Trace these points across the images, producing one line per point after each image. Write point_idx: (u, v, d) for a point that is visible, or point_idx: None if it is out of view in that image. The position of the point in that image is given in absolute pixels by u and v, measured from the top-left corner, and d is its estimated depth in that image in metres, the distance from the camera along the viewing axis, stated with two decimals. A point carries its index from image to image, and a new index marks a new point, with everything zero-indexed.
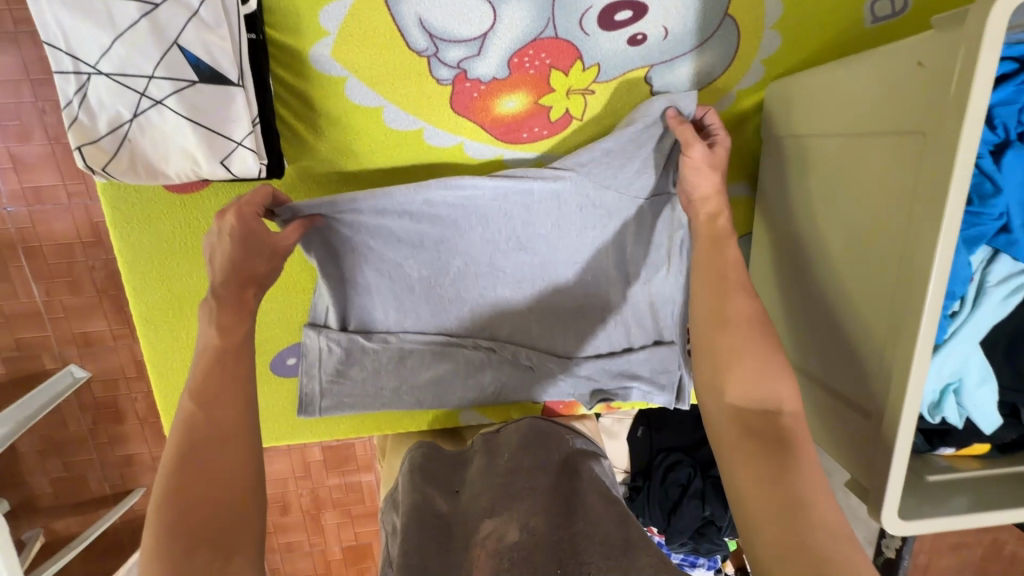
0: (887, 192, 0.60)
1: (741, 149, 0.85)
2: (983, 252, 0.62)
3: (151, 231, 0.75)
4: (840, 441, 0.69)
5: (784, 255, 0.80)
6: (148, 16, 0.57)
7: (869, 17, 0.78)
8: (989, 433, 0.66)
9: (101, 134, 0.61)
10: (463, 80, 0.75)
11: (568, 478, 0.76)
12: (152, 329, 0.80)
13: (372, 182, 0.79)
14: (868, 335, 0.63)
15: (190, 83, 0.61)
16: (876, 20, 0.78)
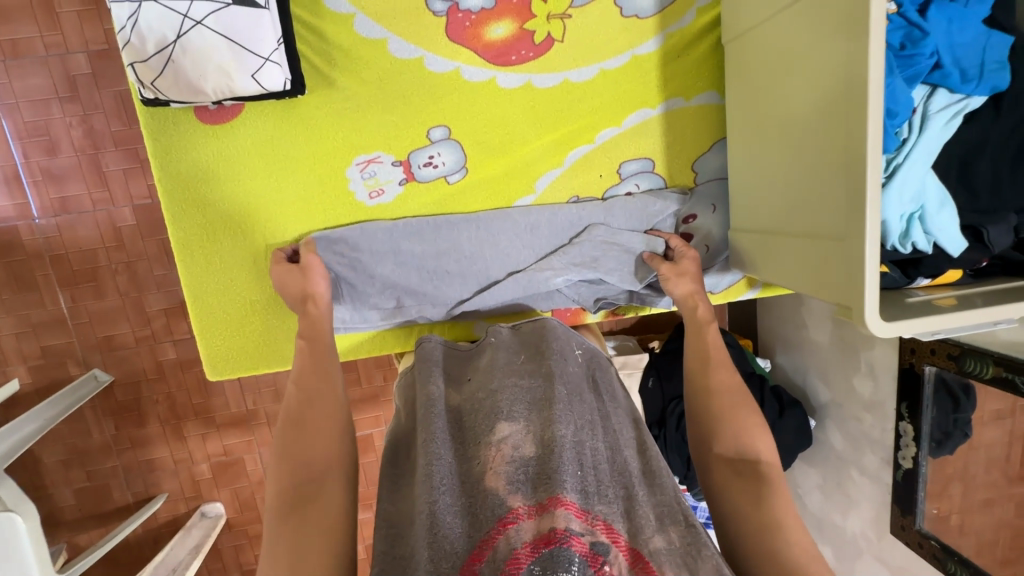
0: (833, 47, 0.68)
1: (708, 61, 0.94)
2: (922, 90, 0.71)
3: (187, 158, 0.84)
4: (817, 281, 0.76)
5: (752, 140, 0.88)
6: None
7: None
8: (956, 257, 0.73)
9: (149, 54, 0.72)
10: (456, 11, 0.86)
11: (585, 390, 0.78)
12: (189, 256, 0.88)
13: (381, 107, 0.88)
14: (826, 171, 0.72)
15: (224, 5, 0.72)
16: None
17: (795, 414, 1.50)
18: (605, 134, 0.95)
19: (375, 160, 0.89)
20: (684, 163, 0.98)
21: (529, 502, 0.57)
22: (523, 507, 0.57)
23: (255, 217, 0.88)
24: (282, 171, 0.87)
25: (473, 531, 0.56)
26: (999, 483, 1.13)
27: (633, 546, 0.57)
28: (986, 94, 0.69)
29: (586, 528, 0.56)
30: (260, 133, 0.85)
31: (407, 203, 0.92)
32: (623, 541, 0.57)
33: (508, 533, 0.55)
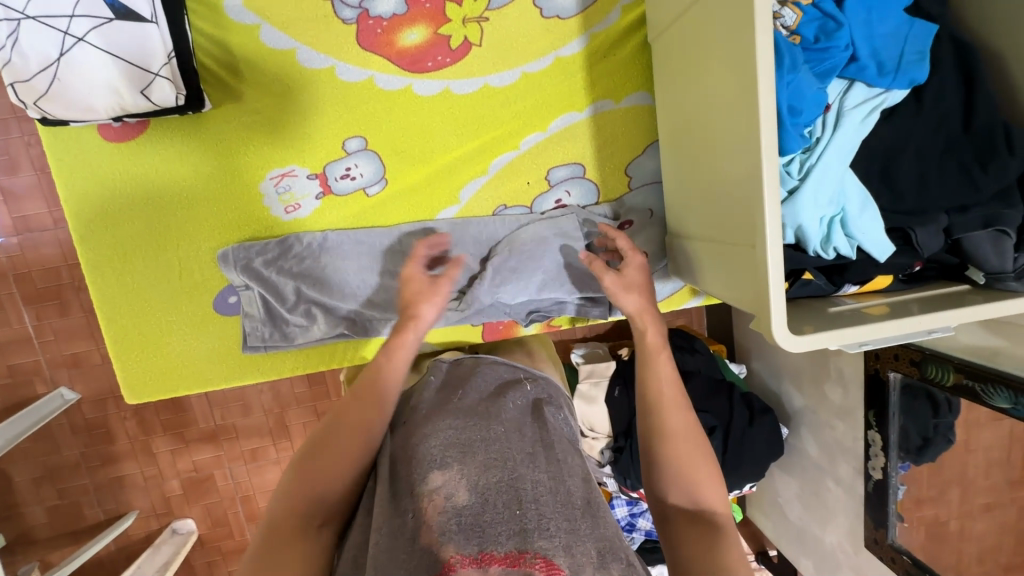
0: (733, 43, 0.63)
1: (637, 61, 0.91)
2: (838, 85, 0.66)
3: (91, 178, 0.82)
4: (735, 292, 0.72)
5: (678, 142, 0.84)
6: None
7: None
8: (883, 262, 0.68)
9: (31, 73, 0.70)
10: (366, 17, 0.83)
11: (526, 423, 0.73)
12: (102, 277, 0.86)
13: (294, 117, 0.85)
14: (731, 175, 0.67)
15: (107, 20, 0.70)
16: None
17: (768, 422, 1.45)
18: (531, 139, 0.92)
19: (289, 173, 0.86)
20: (616, 166, 0.94)
21: (463, 552, 0.54)
22: (459, 560, 0.53)
23: (169, 237, 0.86)
24: (193, 188, 0.85)
25: None
26: (1001, 486, 1.06)
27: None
28: (906, 87, 0.65)
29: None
30: (166, 150, 0.83)
31: (326, 216, 0.89)
32: None
33: None
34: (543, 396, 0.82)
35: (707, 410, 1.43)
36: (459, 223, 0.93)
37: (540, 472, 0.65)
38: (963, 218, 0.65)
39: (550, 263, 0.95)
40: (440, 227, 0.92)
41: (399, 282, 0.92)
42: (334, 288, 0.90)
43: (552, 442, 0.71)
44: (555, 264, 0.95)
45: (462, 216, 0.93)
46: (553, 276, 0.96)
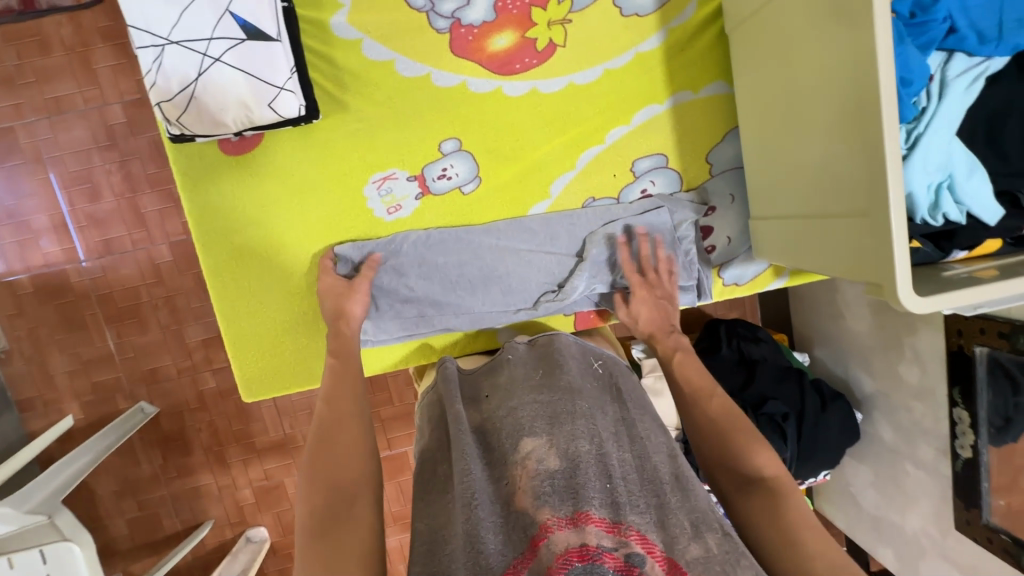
0: (838, 22, 0.66)
1: (714, 50, 0.94)
2: (937, 57, 0.68)
3: (213, 188, 0.89)
4: (845, 262, 0.74)
5: (765, 125, 0.87)
6: None
7: None
8: (993, 225, 0.70)
9: (174, 92, 0.77)
10: (458, 26, 0.88)
11: (605, 404, 0.76)
12: (220, 283, 0.92)
13: (392, 124, 0.90)
14: (838, 147, 0.70)
15: (239, 41, 0.76)
16: None
17: (839, 408, 1.44)
18: (615, 133, 0.95)
19: (391, 176, 0.92)
20: (697, 155, 0.97)
21: (559, 513, 0.55)
22: (555, 520, 0.55)
23: (280, 240, 0.92)
24: (304, 196, 0.91)
25: (508, 549, 0.55)
26: None
27: (670, 557, 0.54)
28: (1008, 54, 0.67)
29: (618, 541, 0.54)
30: (280, 160, 0.89)
31: (423, 216, 0.94)
32: (658, 551, 0.54)
33: (542, 549, 0.53)
34: (612, 376, 0.84)
35: (777, 397, 1.44)
36: (550, 216, 0.96)
37: (625, 451, 0.66)
38: None
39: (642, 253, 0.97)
40: (532, 221, 0.96)
41: (491, 272, 0.96)
42: (438, 282, 0.95)
43: (633, 425, 0.73)
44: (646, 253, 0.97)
45: (553, 210, 0.97)
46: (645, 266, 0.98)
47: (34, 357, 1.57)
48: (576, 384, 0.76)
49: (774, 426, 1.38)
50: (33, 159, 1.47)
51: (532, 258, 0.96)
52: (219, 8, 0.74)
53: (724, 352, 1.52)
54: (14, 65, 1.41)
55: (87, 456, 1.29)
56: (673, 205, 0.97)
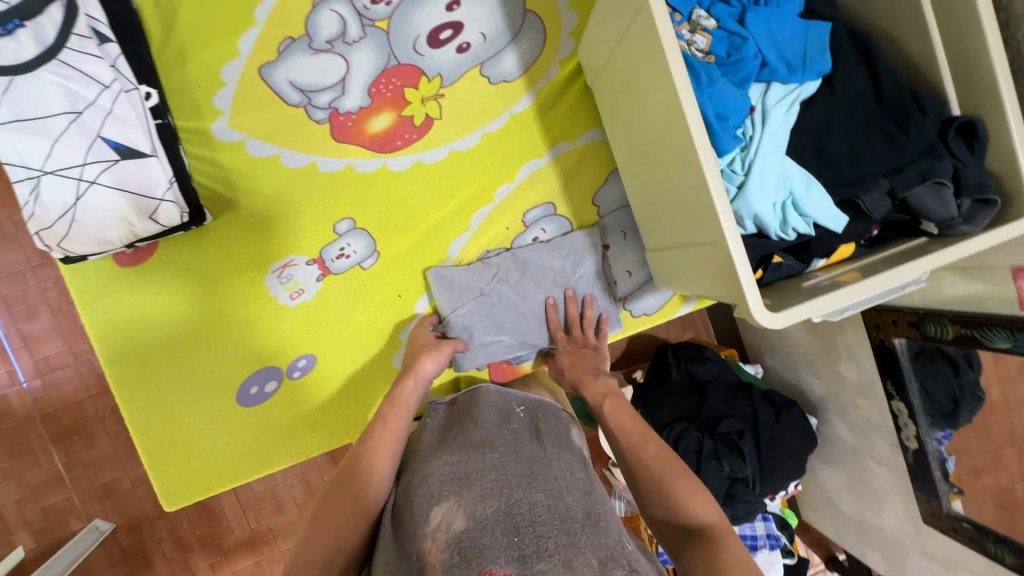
0: (656, 73, 0.71)
1: (582, 102, 1.00)
2: (757, 88, 0.75)
3: (112, 300, 0.90)
4: (713, 283, 0.77)
5: (635, 164, 0.92)
6: (75, 121, 0.77)
7: None
8: (841, 232, 0.73)
9: (53, 219, 0.78)
10: (337, 115, 0.93)
11: (519, 447, 0.79)
12: (129, 393, 0.91)
13: (286, 212, 0.94)
14: (682, 182, 0.74)
15: (114, 161, 0.79)
16: None
17: (794, 415, 1.45)
18: (502, 191, 1.00)
19: (290, 264, 0.94)
20: (584, 199, 1.02)
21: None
22: None
23: (187, 341, 0.92)
24: (205, 293, 0.92)
25: None
26: None
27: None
28: (817, 78, 0.73)
29: None
30: (176, 264, 0.91)
31: (328, 296, 0.96)
32: None
33: None
34: (535, 417, 0.88)
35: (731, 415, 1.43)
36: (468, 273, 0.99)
37: (537, 492, 0.69)
38: (902, 178, 0.71)
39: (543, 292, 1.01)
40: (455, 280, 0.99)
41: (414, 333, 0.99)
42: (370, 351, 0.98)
43: (547, 466, 0.75)
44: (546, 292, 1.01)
45: None
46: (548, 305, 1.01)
47: None
48: (487, 435, 0.80)
49: (731, 445, 1.37)
50: None
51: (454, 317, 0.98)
52: (87, 134, 0.78)
53: (675, 378, 1.52)
54: None
55: None
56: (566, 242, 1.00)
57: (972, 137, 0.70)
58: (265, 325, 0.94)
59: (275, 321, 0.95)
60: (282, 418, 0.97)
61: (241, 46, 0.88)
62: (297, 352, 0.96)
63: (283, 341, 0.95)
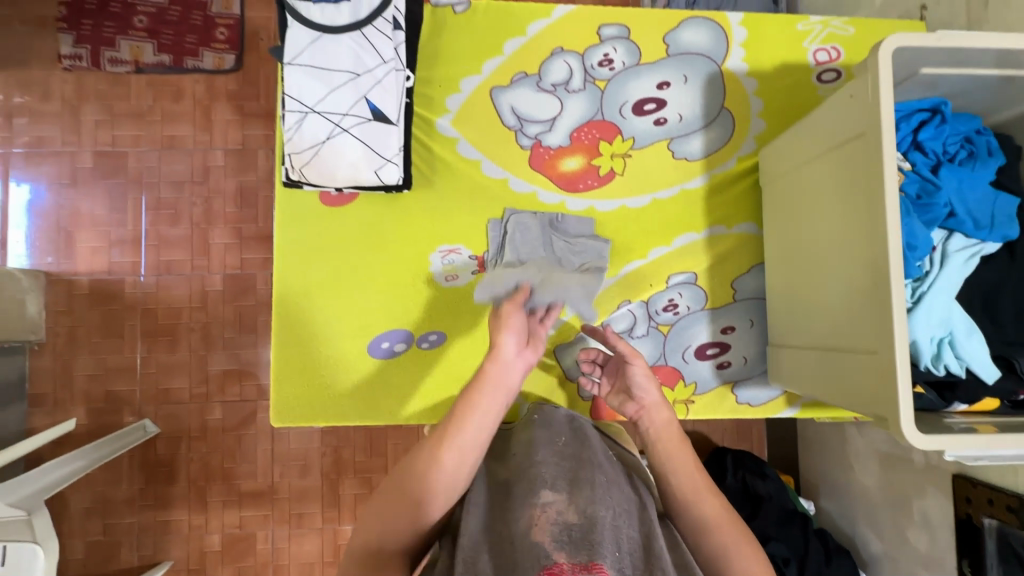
0: (855, 190, 0.80)
1: (745, 198, 1.10)
2: (940, 232, 0.81)
3: (304, 227, 1.02)
4: (856, 393, 0.81)
5: (787, 265, 0.99)
6: (351, 79, 0.93)
7: (818, 81, 1.10)
8: (991, 384, 0.77)
9: (304, 148, 0.94)
10: (538, 145, 1.06)
11: (623, 479, 0.78)
12: (283, 308, 1.02)
13: (465, 205, 1.05)
14: (855, 291, 0.81)
15: (366, 119, 0.95)
16: (824, 82, 1.10)
17: (845, 564, 1.38)
18: (655, 253, 1.08)
19: (456, 251, 1.05)
20: (723, 281, 1.08)
21: (573, 560, 0.59)
22: (566, 563, 0.58)
23: (347, 282, 1.03)
24: (378, 246, 1.04)
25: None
26: None
27: None
28: (999, 240, 0.80)
29: None
30: (367, 217, 1.03)
31: (475, 290, 1.05)
32: None
33: None
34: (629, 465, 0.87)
35: (779, 539, 1.40)
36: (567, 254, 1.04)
37: (635, 528, 0.69)
38: None
39: (654, 343, 1.07)
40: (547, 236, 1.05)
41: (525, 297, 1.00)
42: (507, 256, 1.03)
43: (645, 508, 0.75)
44: (662, 344, 1.07)
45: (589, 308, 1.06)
46: (660, 353, 1.07)
47: (63, 355, 1.63)
48: (598, 453, 0.79)
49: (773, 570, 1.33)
50: (133, 181, 1.66)
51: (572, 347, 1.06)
52: (360, 92, 0.94)
53: (728, 483, 1.51)
54: (148, 106, 1.66)
55: (79, 461, 1.29)
56: (691, 306, 1.08)
57: None
58: (414, 290, 1.04)
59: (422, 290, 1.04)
60: (395, 378, 1.04)
61: (484, 66, 1.05)
62: (431, 326, 1.04)
63: (424, 312, 1.04)
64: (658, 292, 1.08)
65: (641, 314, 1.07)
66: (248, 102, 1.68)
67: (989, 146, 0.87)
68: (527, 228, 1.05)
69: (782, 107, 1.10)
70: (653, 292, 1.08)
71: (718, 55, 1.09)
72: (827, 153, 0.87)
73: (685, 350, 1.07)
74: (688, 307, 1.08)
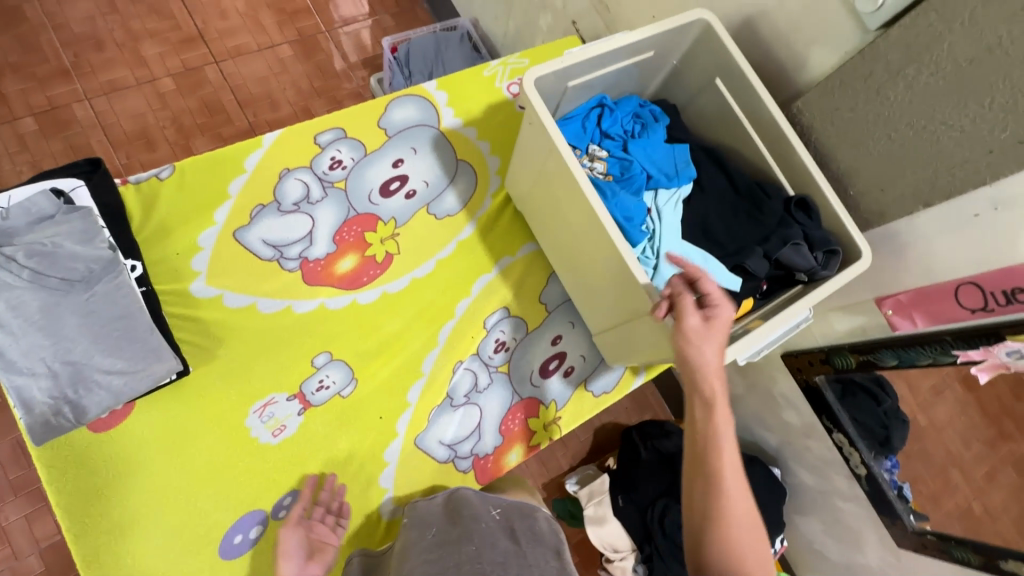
0: (573, 198, 0.93)
1: (515, 224, 1.20)
2: (650, 194, 0.98)
3: (84, 467, 0.88)
4: (657, 348, 0.94)
5: (565, 266, 1.11)
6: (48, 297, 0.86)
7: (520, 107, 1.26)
8: (739, 289, 0.93)
9: (38, 400, 0.83)
10: (307, 263, 1.05)
11: (499, 535, 0.93)
12: (97, 568, 0.86)
13: (260, 350, 1.00)
14: (612, 270, 0.93)
15: (95, 328, 0.87)
16: None
17: (759, 469, 1.48)
18: (461, 306, 1.12)
19: (271, 401, 0.98)
20: (532, 300, 1.16)
21: None
22: None
23: (162, 497, 0.90)
24: (186, 441, 0.93)
25: None
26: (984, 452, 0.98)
27: None
28: (689, 182, 0.98)
29: None
30: (157, 419, 0.92)
31: (311, 428, 0.99)
32: None
33: None
34: (509, 519, 0.98)
35: None
36: (111, 283, 0.89)
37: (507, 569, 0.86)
38: (770, 244, 0.91)
39: (502, 386, 1.11)
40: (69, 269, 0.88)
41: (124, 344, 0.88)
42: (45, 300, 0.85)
43: (523, 552, 0.91)
44: (509, 382, 1.11)
45: (429, 386, 1.06)
46: (511, 392, 1.11)
47: None
48: (468, 530, 0.91)
49: None
50: None
51: (432, 431, 1.05)
52: (77, 309, 0.87)
53: (644, 457, 1.58)
54: None
55: None
56: (517, 337, 1.14)
57: (808, 209, 0.94)
58: (245, 463, 0.95)
59: (254, 460, 0.95)
60: (268, 563, 0.93)
61: (216, 215, 1.02)
62: (282, 490, 0.96)
63: (268, 479, 0.95)
64: (482, 340, 1.12)
65: (477, 368, 1.10)
66: None
67: (654, 113, 1.07)
68: (102, 281, 0.89)
69: (505, 139, 1.24)
70: (478, 341, 1.11)
71: (432, 120, 1.19)
72: (543, 174, 0.99)
73: (531, 378, 1.13)
74: (515, 337, 1.14)
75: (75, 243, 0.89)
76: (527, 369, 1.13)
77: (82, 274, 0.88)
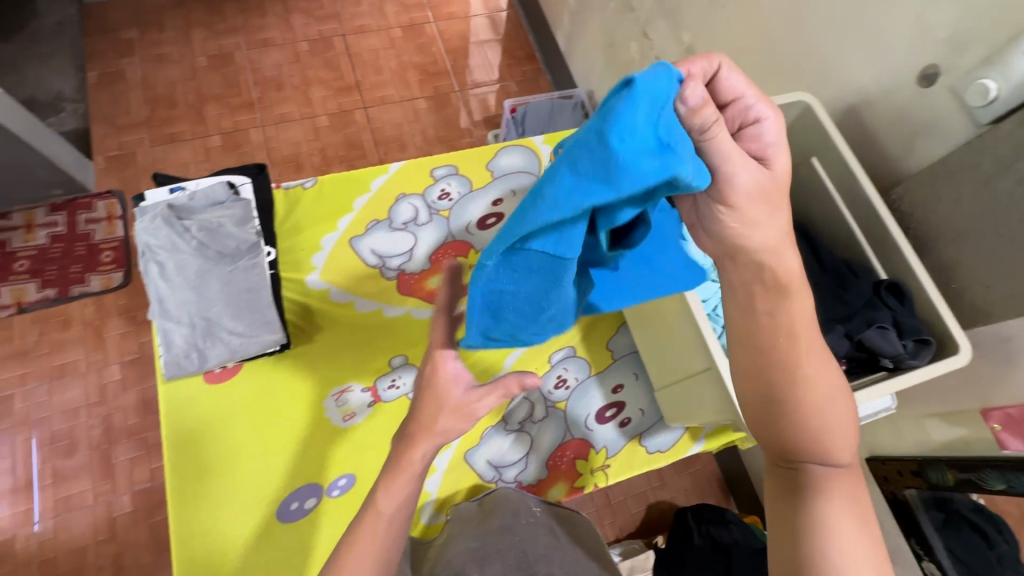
0: None
1: None
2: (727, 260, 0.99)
3: (193, 412, 1.03)
4: (716, 407, 0.94)
5: (636, 317, 1.15)
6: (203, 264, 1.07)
7: None
8: None
9: (178, 344, 1.02)
10: (403, 274, 1.19)
11: (538, 533, 1.01)
12: (181, 502, 0.98)
13: (349, 342, 1.13)
14: (681, 323, 0.96)
15: (231, 295, 1.06)
16: None
17: None
18: None
19: (347, 390, 1.10)
20: (600, 345, 1.19)
21: None
22: None
23: (245, 453, 1.03)
24: (274, 407, 1.06)
25: None
26: None
27: None
28: None
29: None
30: (255, 383, 1.07)
31: (376, 421, 1.08)
32: None
33: None
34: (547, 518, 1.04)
35: None
36: (252, 262, 1.09)
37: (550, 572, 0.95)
38: (852, 324, 0.90)
39: (556, 420, 1.13)
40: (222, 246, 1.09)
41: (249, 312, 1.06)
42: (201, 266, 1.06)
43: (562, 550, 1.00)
44: (564, 418, 1.14)
45: None
46: (563, 428, 1.13)
47: None
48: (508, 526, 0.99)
49: None
50: (21, 422, 1.51)
51: (482, 449, 1.10)
52: (222, 277, 1.07)
53: (696, 544, 1.48)
54: (33, 340, 1.57)
55: None
56: (579, 377, 1.17)
57: (902, 295, 0.90)
58: (315, 437, 1.06)
59: (324, 437, 1.06)
60: (313, 536, 1.00)
61: (339, 223, 1.20)
62: (340, 471, 1.04)
63: (331, 456, 1.05)
64: (545, 372, 1.16)
65: (536, 398, 1.14)
66: (142, 310, 1.64)
67: None
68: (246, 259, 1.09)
69: None
70: (541, 373, 1.16)
71: (534, 167, 1.31)
72: None
73: (586, 418, 1.14)
74: (576, 376, 1.17)
75: (233, 224, 1.10)
76: (583, 409, 1.15)
77: (232, 251, 1.09)
